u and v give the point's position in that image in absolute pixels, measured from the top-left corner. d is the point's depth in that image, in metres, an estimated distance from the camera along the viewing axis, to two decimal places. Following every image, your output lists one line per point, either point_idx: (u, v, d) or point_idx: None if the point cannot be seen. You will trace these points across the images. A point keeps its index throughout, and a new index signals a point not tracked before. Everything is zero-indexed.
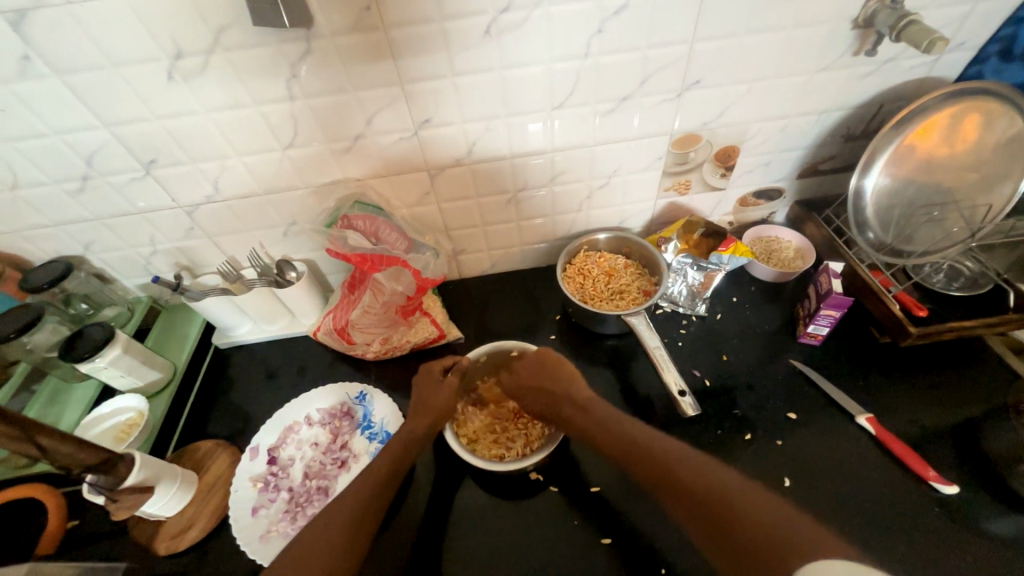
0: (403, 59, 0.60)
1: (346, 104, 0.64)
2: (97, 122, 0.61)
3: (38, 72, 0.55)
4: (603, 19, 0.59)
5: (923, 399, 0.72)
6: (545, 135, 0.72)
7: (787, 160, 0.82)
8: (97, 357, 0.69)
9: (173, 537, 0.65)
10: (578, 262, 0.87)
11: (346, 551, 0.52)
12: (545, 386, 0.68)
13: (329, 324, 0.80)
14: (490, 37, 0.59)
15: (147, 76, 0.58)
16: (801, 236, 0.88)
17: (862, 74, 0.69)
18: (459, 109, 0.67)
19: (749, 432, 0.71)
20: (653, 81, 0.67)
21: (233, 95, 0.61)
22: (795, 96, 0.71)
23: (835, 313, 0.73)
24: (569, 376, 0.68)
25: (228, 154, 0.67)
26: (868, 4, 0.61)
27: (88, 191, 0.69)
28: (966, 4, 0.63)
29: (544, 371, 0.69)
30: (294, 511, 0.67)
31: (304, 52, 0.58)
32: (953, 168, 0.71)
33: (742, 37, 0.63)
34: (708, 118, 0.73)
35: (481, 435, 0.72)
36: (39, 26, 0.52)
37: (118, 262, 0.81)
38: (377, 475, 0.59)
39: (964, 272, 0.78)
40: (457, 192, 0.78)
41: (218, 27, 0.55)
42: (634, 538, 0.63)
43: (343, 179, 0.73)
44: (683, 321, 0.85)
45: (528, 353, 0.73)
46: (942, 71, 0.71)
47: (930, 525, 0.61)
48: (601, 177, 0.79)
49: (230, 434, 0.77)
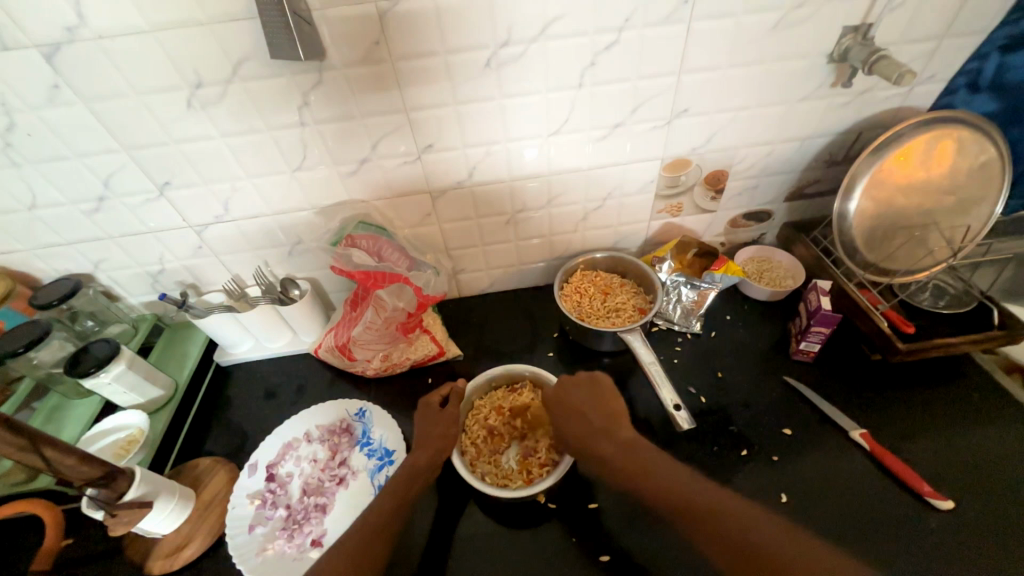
0: (408, 89, 0.64)
1: (353, 129, 0.67)
2: (118, 146, 0.64)
3: (66, 99, 0.59)
4: (596, 53, 0.64)
5: (916, 416, 0.73)
6: (542, 161, 0.76)
7: (774, 183, 0.85)
8: (102, 372, 0.70)
9: (169, 555, 0.65)
10: (575, 281, 0.89)
11: (368, 563, 0.54)
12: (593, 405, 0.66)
13: (331, 341, 0.81)
14: (490, 68, 0.64)
15: (168, 104, 0.61)
16: (791, 257, 0.91)
17: (841, 103, 0.74)
18: (460, 135, 0.70)
19: (745, 448, 0.71)
20: (643, 109, 0.71)
21: (247, 122, 0.64)
22: (780, 124, 0.75)
23: (825, 330, 0.75)
24: (610, 411, 0.65)
25: (239, 176, 0.70)
26: (841, 40, 0.66)
27: (103, 211, 0.71)
28: (932, 40, 0.67)
29: (597, 399, 0.67)
30: (292, 529, 0.67)
31: (316, 82, 0.62)
32: (932, 192, 0.75)
33: (725, 70, 0.68)
34: (697, 144, 0.77)
35: (493, 468, 0.71)
36: (71, 57, 0.56)
37: (126, 280, 0.83)
38: (378, 513, 0.58)
39: (949, 290, 0.80)
40: (457, 212, 0.81)
41: (237, 60, 0.58)
42: (633, 556, 0.63)
43: (349, 200, 0.76)
44: (678, 338, 0.87)
45: (579, 376, 0.70)
46: (915, 100, 0.75)
47: (927, 540, 0.62)
48: (596, 200, 0.83)
49: (229, 452, 0.77)
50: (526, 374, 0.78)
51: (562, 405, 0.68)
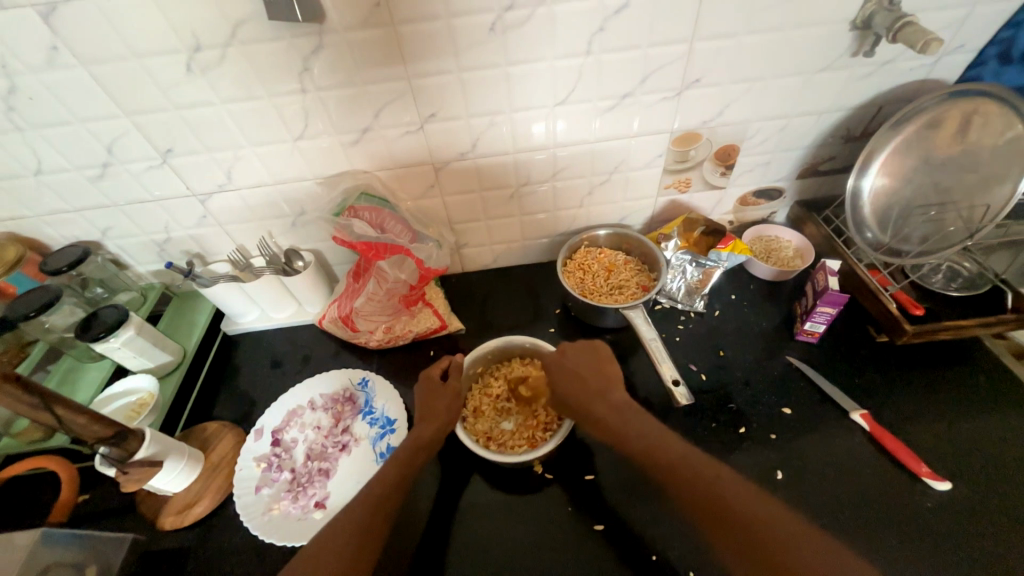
0: (410, 54, 0.62)
1: (355, 97, 0.66)
2: (119, 112, 0.64)
3: (65, 62, 0.58)
4: (605, 18, 0.61)
5: (919, 398, 0.72)
6: (549, 134, 0.74)
7: (786, 160, 0.83)
8: (111, 337, 0.71)
9: (179, 512, 0.68)
10: (579, 257, 0.88)
11: (370, 531, 0.55)
12: (588, 376, 0.66)
13: (334, 312, 0.81)
14: (495, 33, 0.61)
15: (167, 68, 0.60)
16: (801, 236, 0.89)
17: (861, 75, 0.71)
18: (464, 104, 0.69)
19: (743, 426, 0.72)
20: (653, 79, 0.68)
21: (249, 88, 0.63)
22: (795, 96, 0.73)
23: (831, 310, 0.73)
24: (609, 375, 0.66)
25: (241, 144, 0.70)
26: (866, 6, 0.63)
27: (108, 178, 0.72)
28: (964, 7, 0.64)
29: (595, 362, 0.68)
30: (297, 491, 0.69)
31: (317, 46, 0.60)
32: (952, 169, 0.71)
33: (741, 37, 0.65)
34: (708, 116, 0.74)
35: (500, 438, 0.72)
36: (68, 18, 0.55)
37: (133, 248, 0.84)
38: (383, 482, 0.59)
39: (962, 272, 0.78)
40: (461, 185, 0.80)
41: (235, 22, 0.57)
42: (626, 525, 0.65)
43: (352, 170, 0.76)
44: (681, 317, 0.86)
45: (579, 343, 0.71)
46: (941, 72, 0.72)
47: (921, 520, 0.62)
48: (602, 174, 0.81)
49: (236, 417, 0.80)
50: (523, 346, 0.78)
51: (562, 369, 0.68)
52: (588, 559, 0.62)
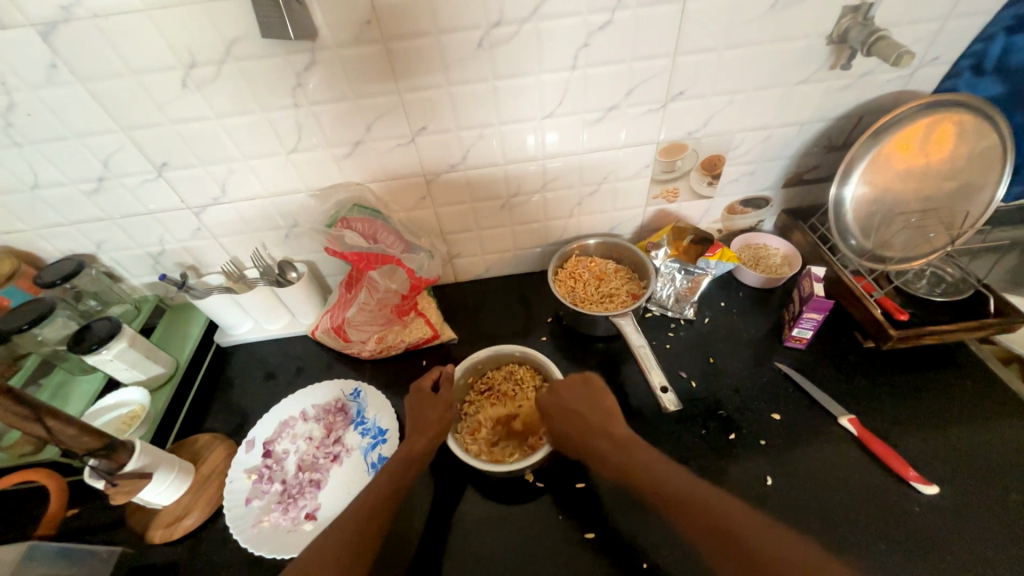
0: (400, 69, 0.64)
1: (348, 111, 0.68)
2: (116, 127, 0.65)
3: (63, 79, 0.60)
4: (589, 33, 0.63)
5: (907, 403, 0.73)
6: (539, 146, 0.76)
7: (771, 169, 0.84)
8: (104, 349, 0.72)
9: (168, 525, 0.67)
10: (569, 266, 0.89)
11: (362, 546, 0.55)
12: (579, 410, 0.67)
13: (327, 323, 0.82)
14: (483, 49, 0.63)
15: (164, 83, 0.62)
16: (788, 244, 0.90)
17: (840, 87, 0.73)
18: (454, 116, 0.70)
19: (733, 433, 0.72)
20: (638, 92, 0.70)
21: (243, 103, 0.65)
22: (777, 108, 0.75)
23: (817, 317, 0.74)
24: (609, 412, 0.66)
25: (235, 158, 0.71)
26: (841, 20, 0.65)
27: (103, 192, 0.73)
28: (936, 21, 0.66)
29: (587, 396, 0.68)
30: (287, 502, 0.69)
31: (309, 63, 0.62)
32: (930, 177, 0.74)
33: (722, 51, 0.67)
34: (693, 127, 0.76)
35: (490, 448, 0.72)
36: (67, 37, 0.56)
37: (128, 261, 0.84)
38: (375, 495, 0.59)
39: (946, 277, 0.79)
40: (452, 196, 0.81)
41: (230, 39, 0.59)
42: (617, 533, 0.64)
43: (345, 182, 0.77)
44: (671, 325, 0.87)
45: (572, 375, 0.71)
46: (918, 83, 0.74)
47: (909, 525, 0.62)
48: (590, 184, 0.83)
49: (228, 429, 0.79)
50: (512, 355, 0.79)
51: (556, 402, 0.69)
52: (579, 568, 0.62)
